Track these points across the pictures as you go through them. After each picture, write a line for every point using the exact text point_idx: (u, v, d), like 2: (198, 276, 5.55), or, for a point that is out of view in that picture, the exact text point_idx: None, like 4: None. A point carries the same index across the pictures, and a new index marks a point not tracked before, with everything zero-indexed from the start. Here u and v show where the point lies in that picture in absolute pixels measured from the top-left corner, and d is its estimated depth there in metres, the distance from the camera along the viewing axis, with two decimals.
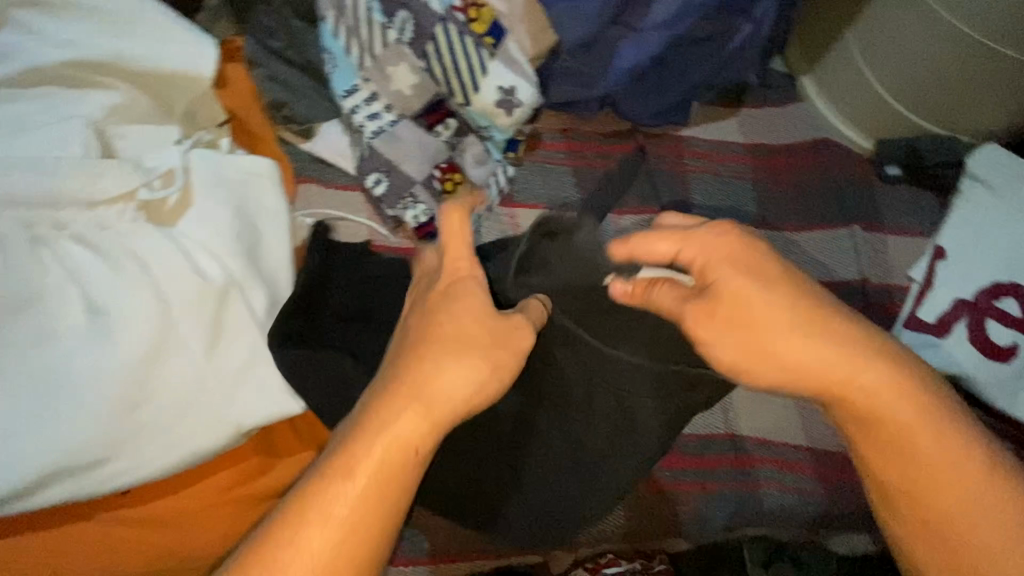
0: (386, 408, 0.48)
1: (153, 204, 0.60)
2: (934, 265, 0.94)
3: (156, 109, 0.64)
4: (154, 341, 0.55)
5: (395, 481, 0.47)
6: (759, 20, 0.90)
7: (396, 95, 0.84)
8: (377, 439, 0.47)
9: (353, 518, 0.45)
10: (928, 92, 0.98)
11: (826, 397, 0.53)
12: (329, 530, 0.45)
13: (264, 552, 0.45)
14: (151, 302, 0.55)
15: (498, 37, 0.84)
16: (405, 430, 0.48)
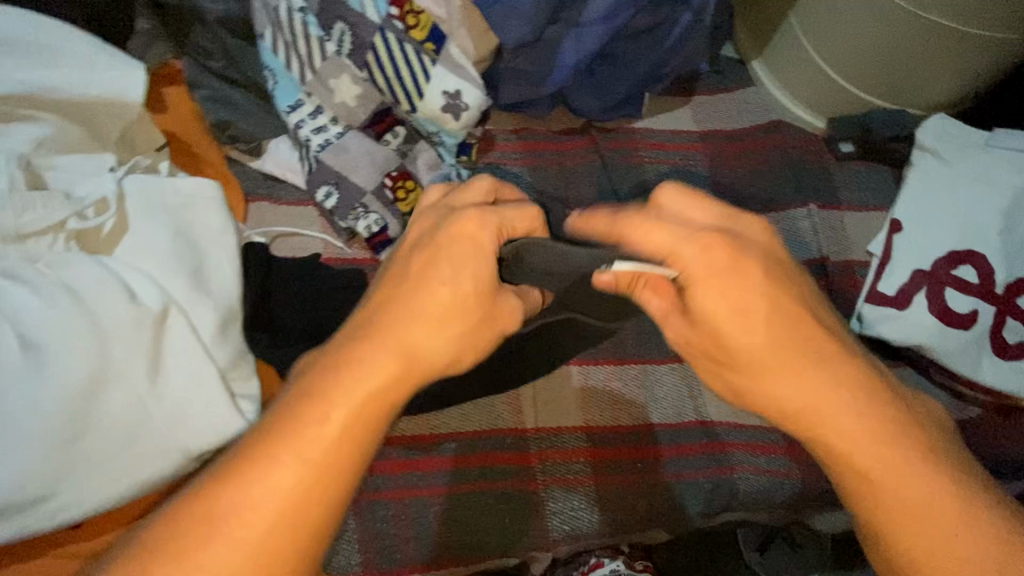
0: (363, 376, 0.46)
1: (87, 231, 0.60)
2: (892, 237, 0.94)
3: (87, 137, 0.64)
4: (94, 369, 0.54)
5: (358, 443, 0.45)
6: (697, 9, 0.91)
7: (340, 106, 0.84)
8: (354, 394, 0.45)
9: (306, 480, 0.42)
10: (868, 68, 0.99)
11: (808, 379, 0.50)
12: (291, 480, 0.43)
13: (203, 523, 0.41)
14: (87, 331, 0.55)
15: (438, 44, 0.84)
16: (381, 384, 0.47)
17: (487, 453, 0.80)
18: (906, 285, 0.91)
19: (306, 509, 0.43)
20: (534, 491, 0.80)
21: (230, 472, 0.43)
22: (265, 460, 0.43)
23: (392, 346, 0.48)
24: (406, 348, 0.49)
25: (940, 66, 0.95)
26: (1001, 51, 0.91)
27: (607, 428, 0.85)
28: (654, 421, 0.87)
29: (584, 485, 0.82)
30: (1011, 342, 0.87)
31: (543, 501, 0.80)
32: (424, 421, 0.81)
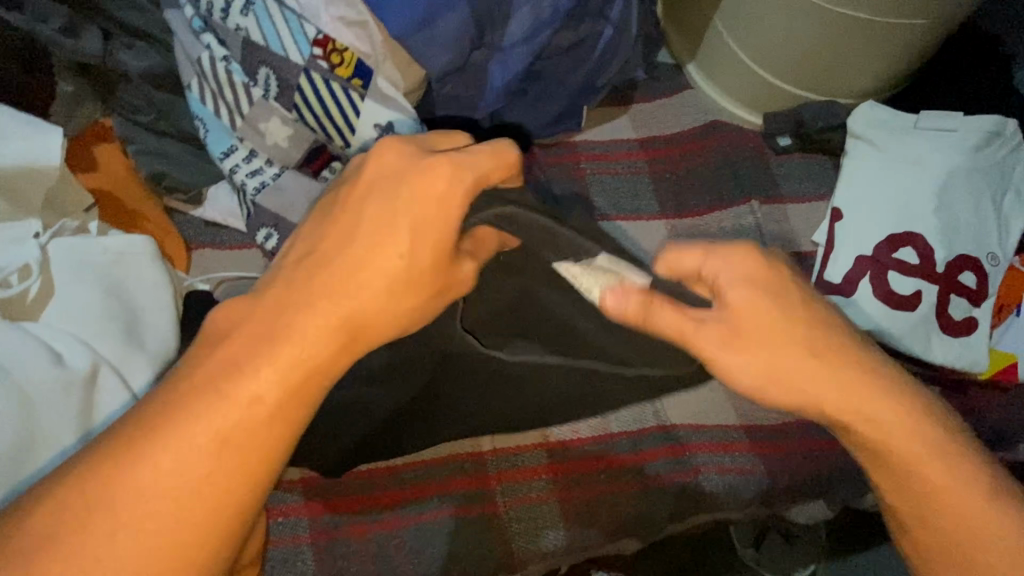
0: (301, 358, 0.46)
1: (15, 298, 0.62)
2: (833, 227, 0.96)
3: (12, 207, 0.66)
4: (17, 439, 0.54)
5: (279, 436, 0.46)
6: (618, 20, 0.94)
7: (273, 148, 0.85)
8: (285, 373, 0.46)
9: (231, 463, 0.44)
10: (795, 63, 1.01)
11: (792, 343, 0.53)
12: (213, 454, 0.44)
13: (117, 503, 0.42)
14: (10, 400, 0.55)
15: (364, 77, 0.84)
16: (310, 371, 0.46)
17: (446, 480, 0.80)
18: (853, 271, 0.92)
19: (228, 483, 0.44)
20: (496, 513, 0.80)
21: (134, 453, 0.43)
22: (188, 434, 0.43)
23: (328, 325, 0.47)
24: (342, 326, 0.48)
25: (862, 55, 0.97)
26: (917, 35, 0.94)
27: (567, 442, 0.86)
28: (613, 430, 0.88)
29: (547, 502, 0.82)
30: (956, 317, 0.89)
31: (506, 522, 0.80)
32: None
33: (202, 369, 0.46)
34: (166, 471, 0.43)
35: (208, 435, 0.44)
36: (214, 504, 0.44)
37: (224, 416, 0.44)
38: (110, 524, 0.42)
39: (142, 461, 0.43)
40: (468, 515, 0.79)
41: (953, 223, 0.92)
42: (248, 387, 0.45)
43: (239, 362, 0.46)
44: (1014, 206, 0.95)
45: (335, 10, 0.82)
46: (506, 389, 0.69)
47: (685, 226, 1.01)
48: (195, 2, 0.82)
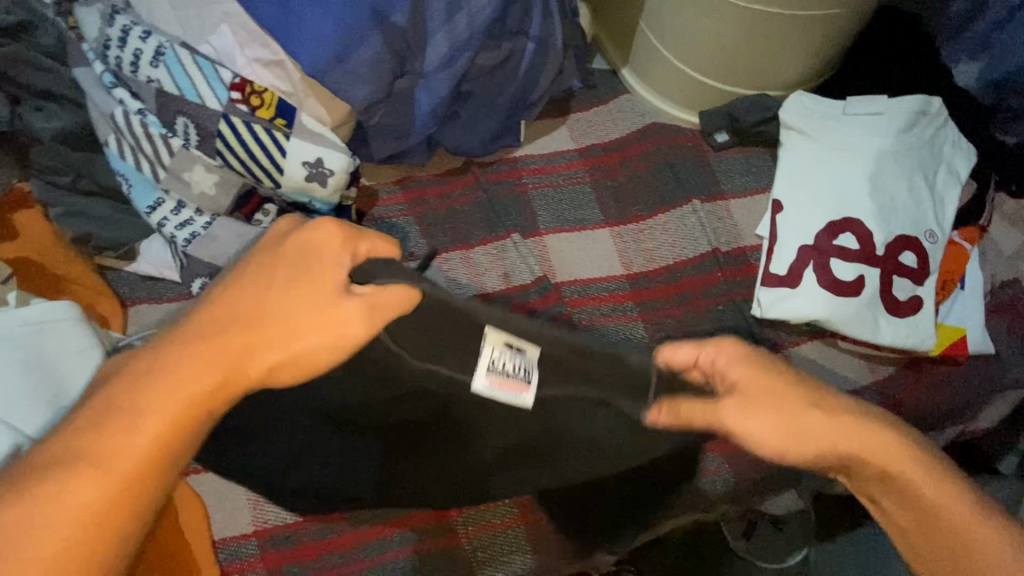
0: (193, 376, 0.46)
1: None
2: (774, 218, 0.97)
3: None
4: None
5: (171, 457, 0.45)
6: (538, 36, 0.93)
7: (200, 197, 0.84)
8: (177, 400, 0.45)
9: (116, 487, 0.43)
10: (721, 62, 1.02)
11: (760, 394, 0.58)
12: (91, 508, 0.42)
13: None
14: None
15: (287, 117, 0.83)
16: (203, 393, 0.46)
17: (406, 516, 0.79)
18: (796, 261, 0.92)
19: (117, 529, 0.43)
20: (458, 543, 0.79)
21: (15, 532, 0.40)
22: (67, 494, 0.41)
23: (230, 344, 0.47)
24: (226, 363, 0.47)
25: (785, 48, 0.98)
26: (836, 23, 0.95)
27: None
28: None
29: (512, 526, 0.82)
30: (901, 298, 0.90)
31: (470, 552, 0.79)
32: None
33: (90, 428, 0.44)
34: (33, 529, 0.40)
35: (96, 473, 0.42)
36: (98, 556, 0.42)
37: (100, 469, 0.42)
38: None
39: (15, 515, 0.41)
40: (430, 546, 0.79)
41: (889, 205, 0.92)
42: (123, 434, 0.43)
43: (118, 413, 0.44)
44: (947, 183, 0.96)
45: (250, 51, 0.81)
46: (461, 428, 0.71)
47: (630, 231, 1.01)
48: (105, 58, 0.82)
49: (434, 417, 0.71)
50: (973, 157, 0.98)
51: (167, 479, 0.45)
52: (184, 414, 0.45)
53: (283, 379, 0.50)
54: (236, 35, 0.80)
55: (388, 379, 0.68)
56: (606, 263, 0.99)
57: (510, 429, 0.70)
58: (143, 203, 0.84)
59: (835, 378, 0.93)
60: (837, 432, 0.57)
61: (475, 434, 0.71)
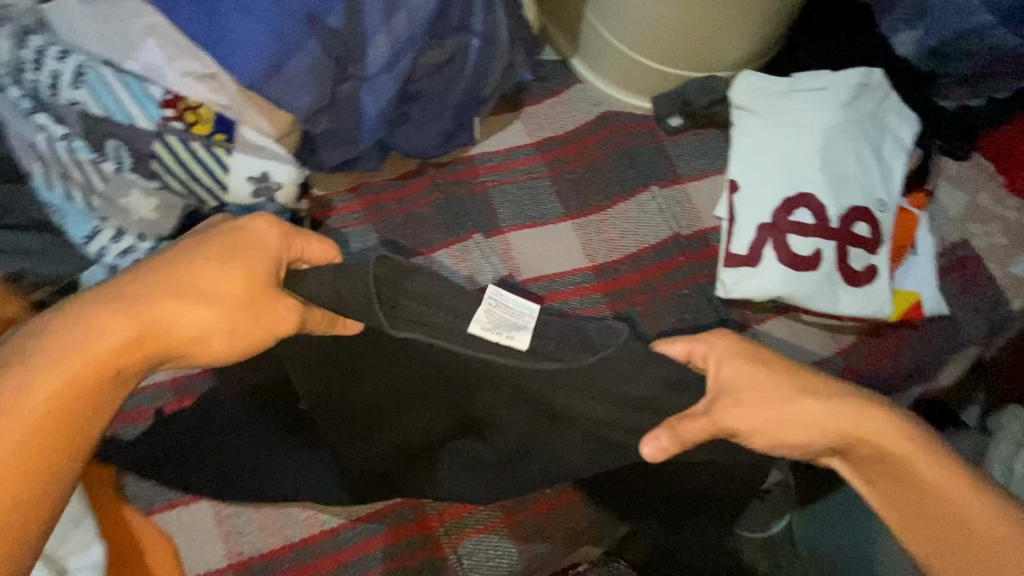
0: (105, 329, 0.48)
1: None
2: (732, 199, 0.98)
3: None
4: None
5: (86, 407, 0.47)
6: (482, 30, 0.91)
7: (140, 223, 0.80)
8: (90, 355, 0.47)
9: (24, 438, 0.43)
10: (669, 47, 1.02)
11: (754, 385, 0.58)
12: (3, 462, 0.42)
13: None
14: None
15: (227, 131, 0.81)
16: (118, 351, 0.48)
17: (389, 532, 0.78)
18: (756, 240, 0.93)
19: (35, 470, 0.43)
20: (444, 555, 0.78)
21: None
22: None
23: (152, 309, 0.50)
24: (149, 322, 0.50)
25: (730, 29, 0.99)
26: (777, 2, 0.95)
27: None
28: None
29: (497, 529, 0.81)
30: (858, 268, 0.93)
31: (457, 562, 0.78)
32: (311, 519, 0.78)
33: None
34: None
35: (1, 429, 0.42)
36: (16, 491, 0.43)
37: (20, 408, 0.43)
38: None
39: None
40: (412, 557, 0.78)
41: (840, 177, 0.94)
42: (46, 374, 0.45)
43: (36, 357, 0.45)
44: (893, 151, 0.99)
45: (180, 65, 0.77)
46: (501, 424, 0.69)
47: (591, 222, 1.01)
48: (21, 84, 0.78)
49: (457, 398, 0.68)
50: (916, 125, 1.01)
51: (85, 427, 0.47)
52: (95, 370, 0.47)
53: (204, 348, 0.53)
54: (164, 49, 0.77)
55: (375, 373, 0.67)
56: (570, 255, 0.99)
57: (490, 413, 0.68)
58: (79, 233, 0.79)
59: (800, 351, 0.95)
60: (811, 414, 0.56)
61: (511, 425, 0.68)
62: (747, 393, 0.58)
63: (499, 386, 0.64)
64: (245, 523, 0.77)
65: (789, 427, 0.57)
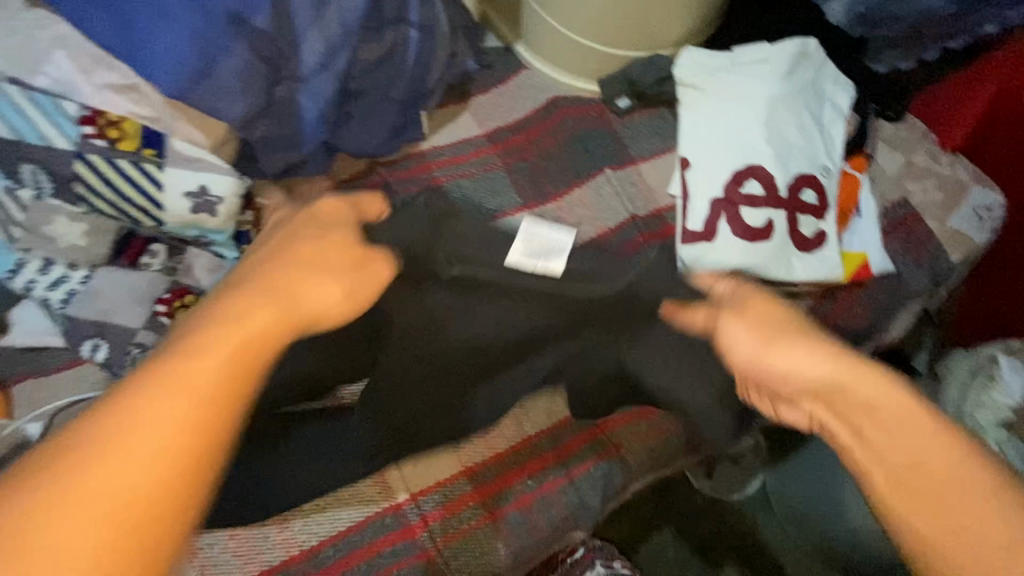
0: (245, 302, 0.48)
1: None
2: (684, 175, 0.99)
3: None
4: None
5: (251, 369, 0.44)
6: (420, 21, 0.88)
7: (70, 250, 0.77)
8: (242, 326, 0.46)
9: (197, 403, 0.41)
10: (613, 28, 1.02)
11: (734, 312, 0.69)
12: (178, 436, 0.39)
13: (48, 494, 0.36)
14: None
15: (156, 145, 0.76)
16: (263, 320, 0.47)
17: (371, 543, 0.77)
18: (709, 215, 0.95)
19: (210, 443, 0.40)
20: (429, 560, 0.77)
21: None
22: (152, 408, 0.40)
23: (278, 287, 0.51)
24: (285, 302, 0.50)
25: (670, 6, 0.99)
26: None
27: (485, 463, 0.84)
28: (530, 434, 0.86)
29: (481, 525, 0.80)
30: (808, 234, 0.95)
31: (442, 563, 0.77)
32: (288, 540, 0.76)
33: (153, 371, 0.41)
34: (84, 481, 0.36)
35: (170, 408, 0.40)
36: (199, 445, 0.40)
37: (182, 383, 0.41)
38: (61, 511, 0.35)
39: (65, 481, 0.36)
40: (396, 566, 0.76)
41: (785, 147, 0.97)
42: (207, 344, 0.43)
43: (191, 336, 0.44)
44: (833, 117, 1.01)
45: (96, 77, 0.72)
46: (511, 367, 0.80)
47: (549, 210, 1.00)
48: None
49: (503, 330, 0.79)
50: (853, 91, 1.04)
51: (240, 415, 0.43)
52: (257, 335, 0.46)
53: (329, 318, 0.54)
54: (76, 60, 0.72)
55: (421, 322, 0.77)
56: None
57: (534, 339, 0.79)
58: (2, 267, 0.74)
59: None
60: (814, 357, 0.57)
61: (528, 360, 0.80)
62: (757, 330, 0.62)
63: (534, 304, 0.77)
64: (220, 554, 0.74)
65: (786, 372, 0.58)
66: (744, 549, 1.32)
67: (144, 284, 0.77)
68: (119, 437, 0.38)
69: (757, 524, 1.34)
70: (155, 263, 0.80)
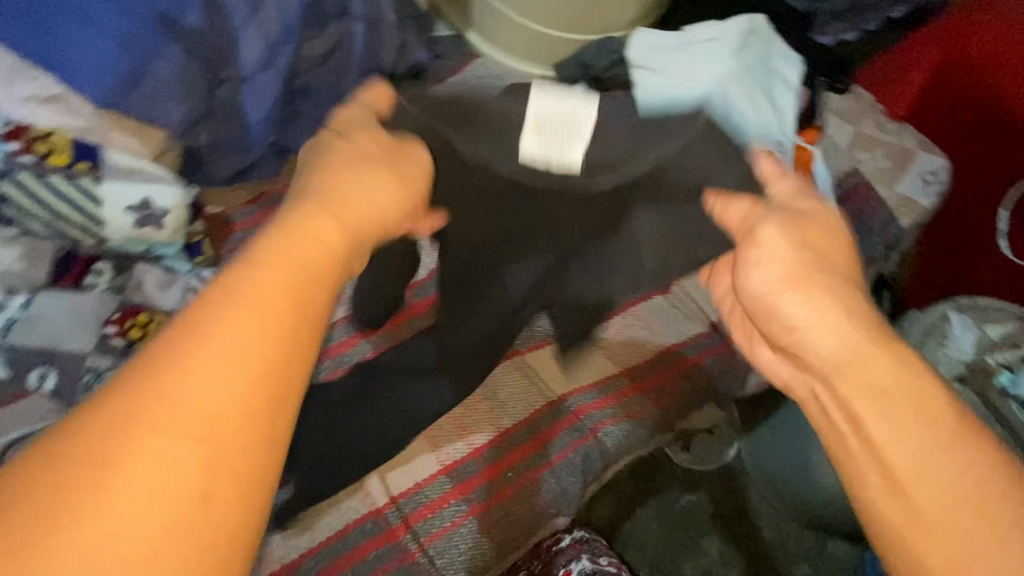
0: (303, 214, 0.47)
1: None
2: None
3: None
4: None
5: (324, 281, 0.44)
6: (365, 12, 0.85)
7: (7, 277, 0.72)
8: (305, 243, 0.44)
9: (274, 323, 0.39)
10: (563, 14, 1.03)
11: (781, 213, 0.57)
12: (262, 361, 0.38)
13: (120, 450, 0.34)
14: None
15: (91, 157, 0.74)
16: (324, 237, 0.46)
17: (353, 550, 0.76)
18: None
19: (290, 367, 0.39)
20: (415, 562, 0.77)
21: None
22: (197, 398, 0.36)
23: (327, 196, 0.49)
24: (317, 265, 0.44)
25: None
26: None
27: (464, 458, 0.83)
28: (507, 425, 0.86)
29: (465, 522, 0.80)
30: None
31: (428, 564, 0.77)
32: (267, 557, 0.75)
33: (210, 297, 0.39)
34: (160, 428, 0.34)
35: (244, 336, 0.38)
36: (286, 373, 0.39)
37: (250, 305, 0.39)
38: (100, 499, 0.33)
39: (134, 428, 0.34)
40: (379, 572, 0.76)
41: (739, 124, 0.98)
42: (267, 261, 0.42)
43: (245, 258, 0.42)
44: (784, 92, 1.03)
45: (18, 89, 0.69)
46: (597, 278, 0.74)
47: None
48: None
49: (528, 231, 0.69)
50: (801, 66, 1.06)
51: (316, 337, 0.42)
52: (317, 249, 0.45)
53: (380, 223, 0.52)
54: None
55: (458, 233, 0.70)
56: None
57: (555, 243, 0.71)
58: None
59: None
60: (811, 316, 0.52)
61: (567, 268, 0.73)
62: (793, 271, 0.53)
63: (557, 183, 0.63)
64: None
65: (798, 339, 0.52)
66: (724, 515, 1.37)
67: (92, 305, 0.73)
68: (144, 442, 0.34)
69: (735, 491, 1.39)
70: (102, 282, 0.75)
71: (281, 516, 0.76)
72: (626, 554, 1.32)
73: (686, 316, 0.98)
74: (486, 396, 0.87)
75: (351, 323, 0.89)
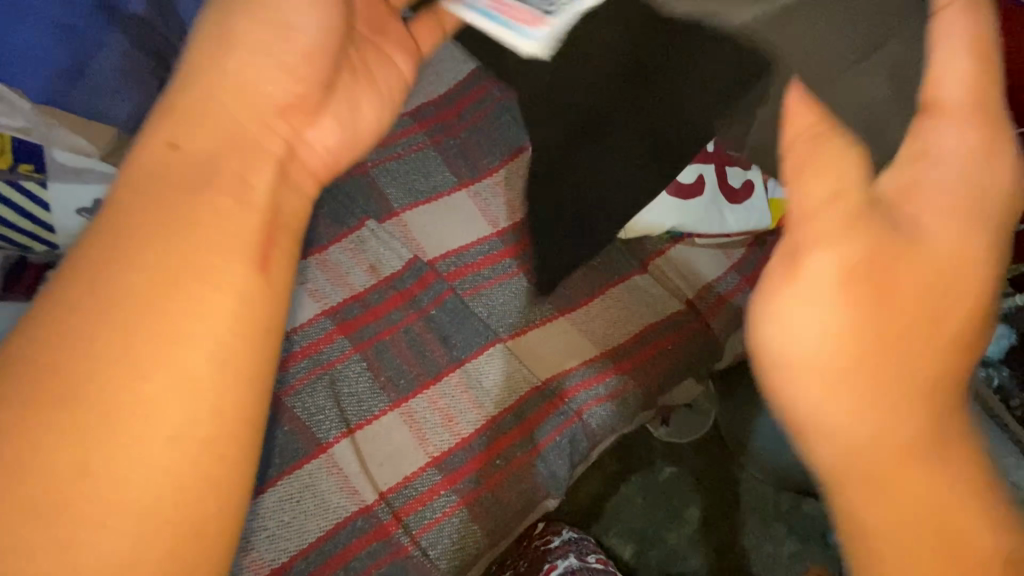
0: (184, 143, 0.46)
1: None
2: None
3: None
4: None
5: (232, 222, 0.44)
6: None
7: None
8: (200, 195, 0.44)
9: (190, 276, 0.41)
10: None
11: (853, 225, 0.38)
12: (203, 323, 0.40)
13: (84, 442, 0.36)
14: None
15: (36, 161, 0.70)
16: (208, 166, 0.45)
17: (344, 549, 0.75)
18: None
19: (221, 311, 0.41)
20: (408, 556, 0.76)
21: None
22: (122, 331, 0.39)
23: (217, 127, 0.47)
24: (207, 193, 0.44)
25: None
26: None
27: (452, 449, 0.82)
28: (493, 413, 0.86)
29: (456, 511, 0.80)
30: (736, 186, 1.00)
31: (422, 555, 0.77)
32: (256, 563, 0.74)
33: (116, 272, 0.40)
34: (120, 418, 0.37)
35: (167, 304, 0.40)
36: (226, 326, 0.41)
37: (160, 268, 0.41)
38: (92, 487, 0.36)
39: (89, 417, 0.37)
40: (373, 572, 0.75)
41: None
42: (154, 211, 0.42)
43: (133, 215, 0.42)
44: None
45: None
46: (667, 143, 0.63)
47: (486, 186, 0.98)
48: None
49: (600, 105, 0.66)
50: None
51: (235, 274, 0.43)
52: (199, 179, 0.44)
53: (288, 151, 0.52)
54: None
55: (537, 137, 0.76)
56: (473, 225, 0.95)
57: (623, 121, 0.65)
58: None
59: (699, 271, 1.01)
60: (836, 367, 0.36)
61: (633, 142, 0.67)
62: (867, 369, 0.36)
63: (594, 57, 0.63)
64: None
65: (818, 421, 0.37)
66: (704, 483, 1.42)
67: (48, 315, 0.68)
68: (105, 425, 0.37)
69: (712, 460, 1.43)
70: None
71: (260, 514, 0.75)
72: (611, 529, 1.35)
73: (665, 295, 0.99)
74: (470, 385, 0.86)
75: (327, 319, 0.86)
